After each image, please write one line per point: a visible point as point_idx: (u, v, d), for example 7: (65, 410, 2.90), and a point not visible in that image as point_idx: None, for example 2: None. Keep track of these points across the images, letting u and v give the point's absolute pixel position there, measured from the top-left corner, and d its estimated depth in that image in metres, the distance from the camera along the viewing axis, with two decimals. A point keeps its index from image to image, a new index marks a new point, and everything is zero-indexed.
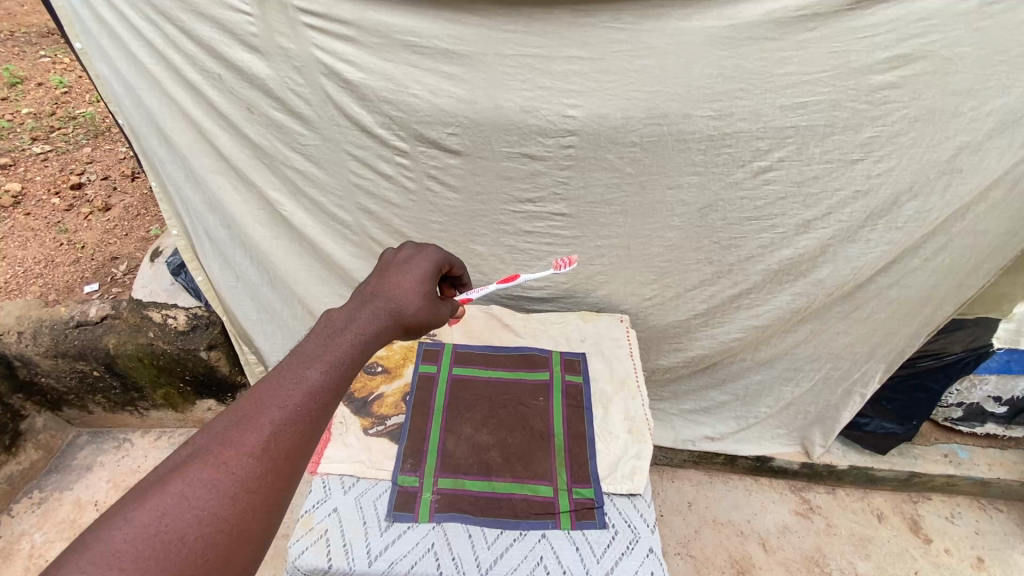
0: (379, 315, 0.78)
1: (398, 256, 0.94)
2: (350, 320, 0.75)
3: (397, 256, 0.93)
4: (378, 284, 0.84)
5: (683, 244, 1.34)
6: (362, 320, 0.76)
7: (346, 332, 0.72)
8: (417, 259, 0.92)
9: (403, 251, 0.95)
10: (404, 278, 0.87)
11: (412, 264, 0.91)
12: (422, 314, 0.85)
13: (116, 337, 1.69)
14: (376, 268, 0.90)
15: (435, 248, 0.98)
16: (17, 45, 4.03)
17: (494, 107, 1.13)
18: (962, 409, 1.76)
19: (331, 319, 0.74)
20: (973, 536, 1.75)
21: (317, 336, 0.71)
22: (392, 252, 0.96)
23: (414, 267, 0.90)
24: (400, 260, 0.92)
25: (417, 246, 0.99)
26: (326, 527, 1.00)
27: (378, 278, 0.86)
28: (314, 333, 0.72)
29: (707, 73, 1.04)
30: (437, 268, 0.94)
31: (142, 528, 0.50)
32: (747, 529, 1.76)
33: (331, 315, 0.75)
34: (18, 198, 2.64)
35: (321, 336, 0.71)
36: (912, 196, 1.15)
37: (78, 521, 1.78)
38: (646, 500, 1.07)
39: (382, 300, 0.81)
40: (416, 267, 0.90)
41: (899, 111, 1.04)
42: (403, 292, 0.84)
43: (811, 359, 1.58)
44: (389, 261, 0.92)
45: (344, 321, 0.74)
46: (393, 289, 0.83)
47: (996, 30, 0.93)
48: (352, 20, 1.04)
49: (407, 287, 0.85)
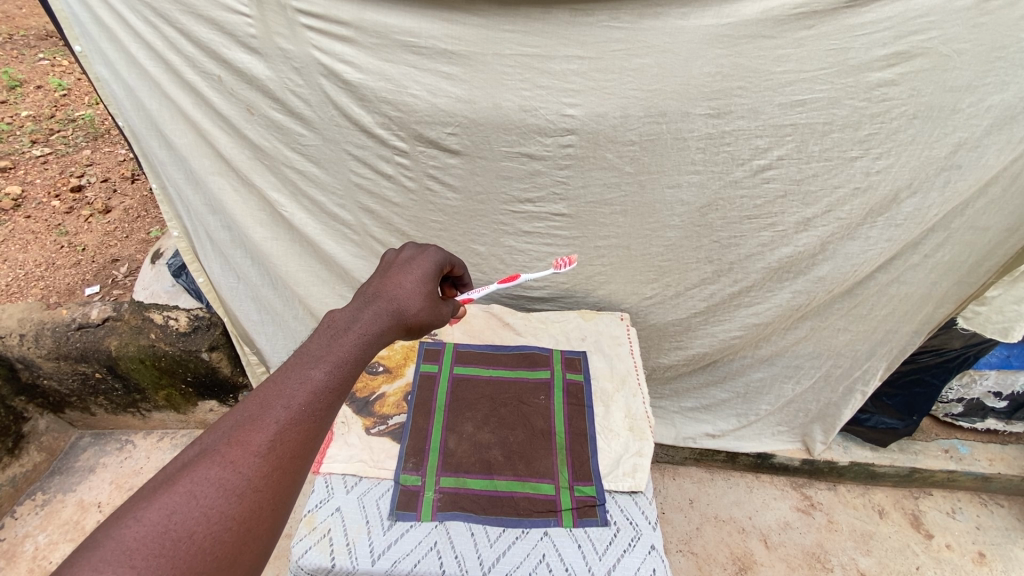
0: (381, 315, 0.78)
1: (399, 256, 0.94)
2: (352, 320, 0.75)
3: (398, 257, 0.94)
4: (380, 285, 0.85)
5: (683, 243, 1.34)
6: (365, 320, 0.76)
7: (350, 333, 0.73)
8: (417, 260, 0.93)
9: (404, 252, 0.95)
10: (406, 278, 0.87)
11: (413, 264, 0.91)
12: (424, 314, 0.85)
13: (118, 339, 1.70)
14: (378, 268, 0.91)
15: (436, 248, 0.98)
16: (16, 49, 4.02)
17: (494, 106, 1.14)
18: (962, 405, 1.77)
19: (334, 320, 0.74)
20: (974, 531, 1.75)
21: (320, 337, 0.71)
22: (393, 253, 0.96)
23: (415, 267, 0.90)
24: (401, 261, 0.92)
25: (417, 246, 0.99)
26: (329, 526, 1.00)
27: (379, 279, 0.87)
28: (317, 334, 0.72)
29: (706, 72, 1.04)
30: (438, 268, 0.94)
31: (152, 526, 0.51)
32: (748, 526, 1.77)
33: (334, 316, 0.75)
34: (18, 202, 2.65)
35: (324, 336, 0.71)
36: (912, 192, 1.15)
37: (81, 523, 1.79)
38: (648, 497, 1.07)
39: (384, 300, 0.81)
40: (418, 267, 0.90)
41: (898, 108, 1.05)
42: (405, 293, 0.84)
43: (811, 356, 1.58)
44: (390, 262, 0.92)
45: (347, 321, 0.75)
46: (395, 290, 0.84)
47: (995, 27, 0.93)
48: (351, 21, 1.04)
49: (409, 288, 0.85)
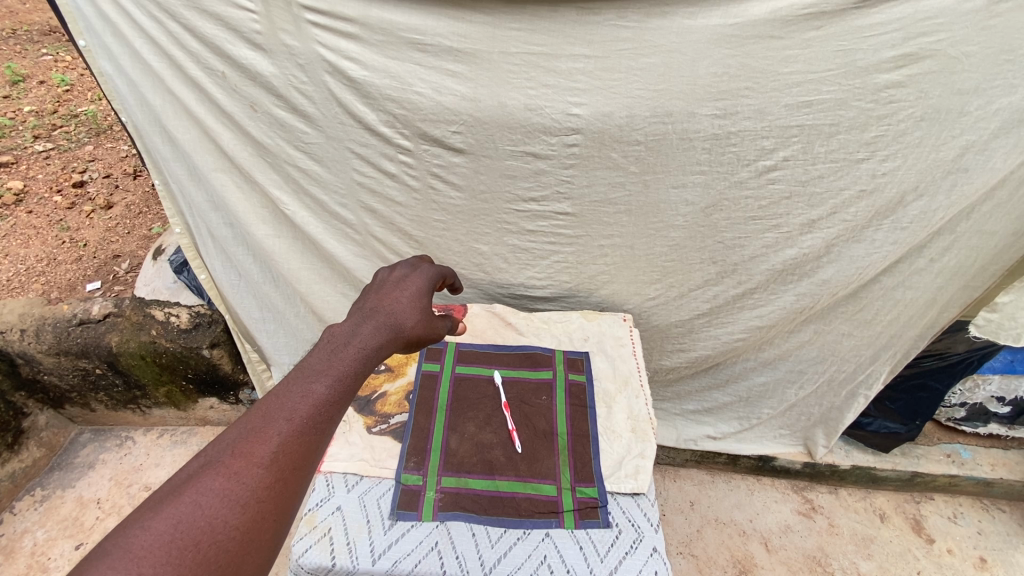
0: (380, 329, 0.80)
1: (391, 274, 0.97)
2: (351, 335, 0.76)
3: (391, 275, 0.96)
4: (377, 300, 0.86)
5: (687, 243, 1.33)
6: (364, 334, 0.77)
7: (349, 348, 0.73)
8: (412, 278, 0.96)
9: (397, 271, 0.98)
10: (400, 295, 0.89)
11: (407, 282, 0.93)
12: (420, 327, 0.86)
13: (118, 335, 1.69)
14: (371, 286, 0.92)
15: (427, 270, 1.01)
16: (19, 44, 4.02)
17: (498, 104, 1.13)
18: (965, 409, 1.76)
19: (334, 335, 0.75)
20: (975, 536, 1.74)
21: (320, 351, 0.72)
22: (386, 270, 0.99)
23: (409, 284, 0.93)
24: (394, 279, 0.95)
25: (409, 266, 1.03)
26: (329, 525, 1.00)
27: (376, 294, 0.88)
28: (317, 348, 0.73)
29: (712, 72, 1.04)
30: (430, 285, 0.97)
31: (159, 535, 0.51)
32: (749, 529, 1.76)
33: (333, 332, 0.76)
34: (20, 197, 2.65)
35: (323, 352, 0.72)
36: (918, 195, 1.15)
37: (80, 519, 1.78)
38: (650, 499, 1.06)
39: (382, 315, 0.82)
40: (411, 284, 0.93)
41: (906, 110, 1.04)
42: (402, 307, 0.86)
43: (815, 360, 1.58)
44: (384, 280, 0.94)
45: (347, 336, 0.76)
46: (391, 305, 0.85)
47: (1005, 29, 0.92)
48: (356, 18, 1.04)
49: (405, 304, 0.87)
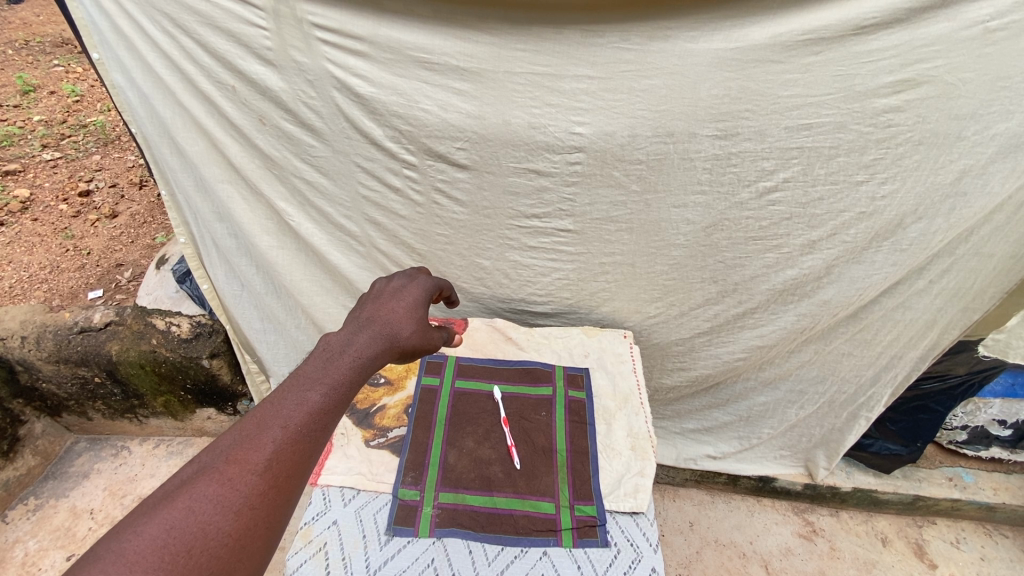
0: (375, 339, 0.80)
1: (389, 285, 0.97)
2: (348, 343, 0.77)
3: (388, 286, 0.97)
4: (374, 309, 0.87)
5: (687, 262, 1.34)
6: (360, 343, 0.78)
7: (344, 356, 0.74)
8: (409, 288, 0.96)
9: (395, 281, 0.99)
10: (397, 305, 0.89)
11: (405, 292, 0.94)
12: (416, 337, 0.87)
13: (119, 344, 1.69)
14: (368, 295, 0.93)
15: (424, 281, 1.02)
16: (31, 55, 4.09)
17: (503, 122, 1.15)
18: (966, 432, 1.75)
19: (329, 343, 0.76)
20: (979, 562, 1.72)
21: (315, 360, 0.73)
22: (382, 281, 0.99)
23: (406, 294, 0.93)
24: (392, 289, 0.95)
25: (406, 277, 1.03)
26: (325, 539, 0.99)
27: (372, 304, 0.89)
28: (313, 357, 0.74)
29: (713, 94, 1.05)
30: (427, 296, 0.98)
31: (151, 540, 0.50)
32: (749, 551, 1.74)
33: (329, 340, 0.77)
34: (27, 204, 2.67)
35: (319, 360, 0.73)
36: (917, 218, 1.16)
37: (73, 529, 1.76)
38: (649, 518, 1.04)
39: (378, 325, 0.83)
40: (408, 294, 0.93)
41: (904, 134, 1.05)
42: (397, 318, 0.86)
43: (816, 381, 1.57)
44: (381, 290, 0.95)
45: (342, 344, 0.77)
46: (387, 315, 0.86)
47: (999, 56, 0.94)
48: (365, 35, 1.06)
49: (401, 313, 0.88)
